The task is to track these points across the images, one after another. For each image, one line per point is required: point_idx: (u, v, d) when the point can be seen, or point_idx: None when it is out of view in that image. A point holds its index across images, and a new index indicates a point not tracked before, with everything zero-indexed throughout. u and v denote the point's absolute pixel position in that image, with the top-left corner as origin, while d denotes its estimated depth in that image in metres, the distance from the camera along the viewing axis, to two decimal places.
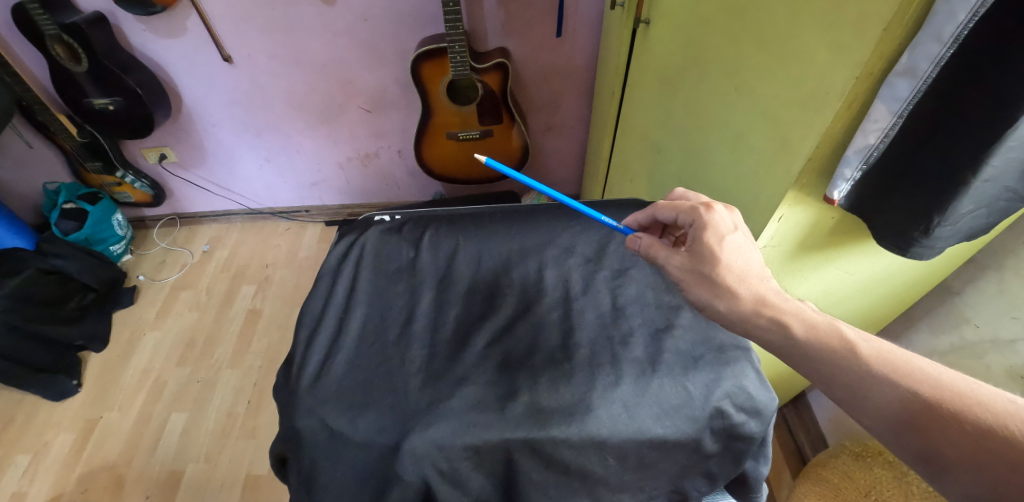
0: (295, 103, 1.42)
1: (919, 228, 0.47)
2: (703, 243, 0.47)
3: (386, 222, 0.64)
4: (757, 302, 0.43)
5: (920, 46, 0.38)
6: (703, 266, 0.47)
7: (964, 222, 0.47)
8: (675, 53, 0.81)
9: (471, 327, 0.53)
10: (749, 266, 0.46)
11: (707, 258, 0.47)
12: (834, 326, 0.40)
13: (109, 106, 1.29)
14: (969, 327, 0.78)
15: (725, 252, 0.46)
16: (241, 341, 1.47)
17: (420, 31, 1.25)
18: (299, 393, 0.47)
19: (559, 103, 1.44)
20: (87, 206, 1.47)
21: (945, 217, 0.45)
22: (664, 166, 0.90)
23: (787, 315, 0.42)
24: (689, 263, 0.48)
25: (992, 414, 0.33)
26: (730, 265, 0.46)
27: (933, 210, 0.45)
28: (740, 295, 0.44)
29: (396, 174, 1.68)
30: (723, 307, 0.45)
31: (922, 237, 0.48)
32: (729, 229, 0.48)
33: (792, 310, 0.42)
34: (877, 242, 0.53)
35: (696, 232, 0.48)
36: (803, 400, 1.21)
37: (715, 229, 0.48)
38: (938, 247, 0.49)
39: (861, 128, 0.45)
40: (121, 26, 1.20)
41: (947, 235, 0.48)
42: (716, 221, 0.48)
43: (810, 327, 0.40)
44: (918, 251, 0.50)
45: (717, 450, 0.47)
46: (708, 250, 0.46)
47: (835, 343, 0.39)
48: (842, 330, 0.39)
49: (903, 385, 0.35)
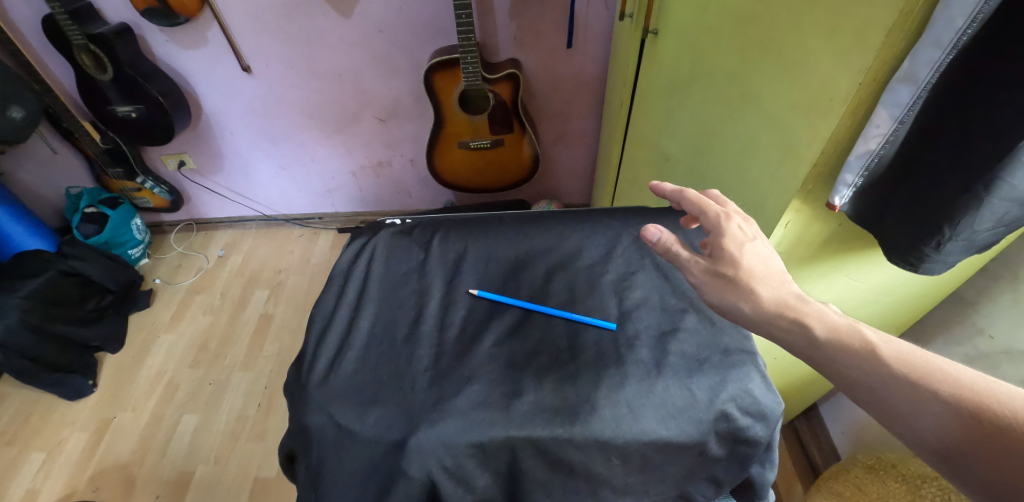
0: (311, 112, 1.46)
1: (931, 242, 0.46)
2: (722, 250, 0.45)
3: (397, 224, 0.65)
4: (779, 304, 0.42)
5: (921, 52, 0.39)
6: (726, 269, 0.44)
7: (982, 238, 0.45)
8: (683, 63, 0.82)
9: (480, 328, 0.53)
10: (770, 271, 0.44)
11: (726, 263, 0.45)
12: (855, 327, 0.39)
13: (132, 114, 1.34)
14: (984, 338, 0.77)
15: (745, 257, 0.44)
16: (254, 345, 1.49)
17: (434, 42, 1.28)
18: (310, 389, 0.48)
19: (569, 113, 1.46)
20: (108, 210, 1.51)
21: (958, 231, 0.44)
22: (672, 175, 0.91)
23: (809, 317, 0.40)
24: (711, 267, 0.45)
25: (1014, 414, 0.31)
26: (751, 270, 0.44)
27: (943, 223, 0.44)
28: (761, 296, 0.42)
29: (407, 182, 1.70)
30: (747, 308, 0.42)
31: (933, 251, 0.46)
32: (748, 239, 0.46)
33: (815, 312, 0.40)
34: (889, 259, 0.52)
35: (714, 240, 0.46)
36: (814, 412, 1.19)
37: (734, 237, 0.45)
38: (950, 261, 0.48)
39: (863, 133, 0.46)
40: (146, 36, 1.25)
41: (959, 250, 0.46)
42: (734, 230, 0.46)
43: (832, 329, 0.39)
44: (928, 265, 0.48)
45: (723, 454, 0.47)
46: (729, 256, 0.44)
47: (856, 344, 0.37)
48: (863, 332, 0.38)
49: (923, 387, 0.34)
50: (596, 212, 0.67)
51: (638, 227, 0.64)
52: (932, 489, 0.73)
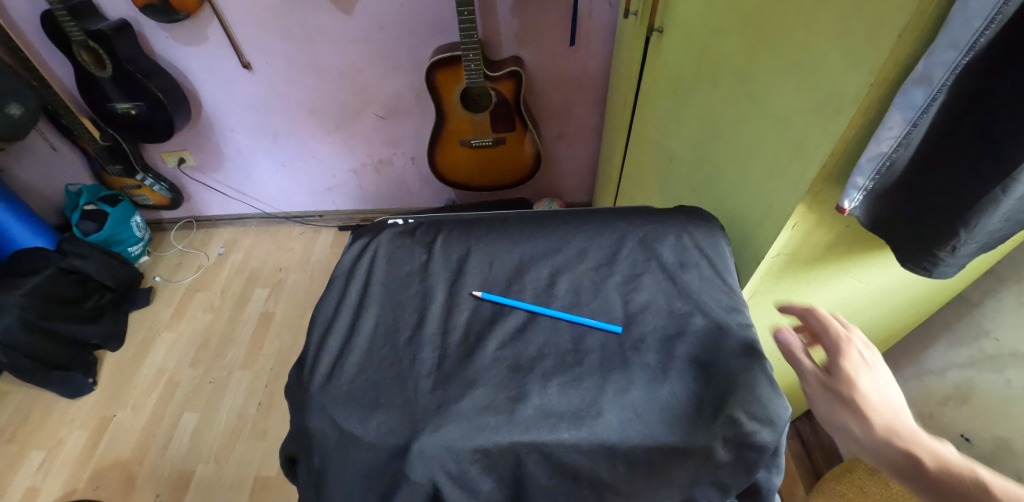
0: (311, 109, 1.45)
1: (947, 247, 0.45)
2: (839, 366, 0.43)
3: (399, 225, 0.65)
4: (889, 431, 0.39)
5: (936, 53, 0.38)
6: (841, 388, 0.42)
7: (993, 236, 0.45)
8: (688, 62, 0.81)
9: (483, 331, 0.53)
10: (889, 405, 0.41)
11: (842, 383, 0.42)
12: (970, 469, 0.37)
13: (131, 111, 1.33)
14: (990, 340, 0.76)
15: (863, 381, 0.42)
16: (254, 343, 1.49)
17: (435, 39, 1.27)
18: (311, 392, 0.47)
19: (571, 111, 1.45)
20: (108, 208, 1.51)
21: (973, 233, 0.43)
22: (677, 175, 0.90)
23: (918, 450, 0.38)
24: (823, 381, 0.43)
25: None
26: (868, 395, 0.41)
27: (958, 226, 0.43)
28: (870, 419, 0.40)
29: (408, 180, 1.69)
30: (859, 431, 0.40)
31: (949, 255, 0.46)
32: (866, 364, 0.43)
33: (925, 446, 0.38)
34: (901, 263, 0.52)
35: (831, 356, 0.44)
36: (817, 412, 1.19)
37: (851, 358, 0.43)
38: (962, 263, 0.47)
39: (875, 136, 0.45)
40: (145, 32, 1.24)
41: (971, 250, 0.46)
42: (852, 350, 0.44)
43: (943, 465, 0.37)
44: (943, 268, 0.48)
45: (729, 460, 0.44)
46: (845, 374, 0.42)
47: (970, 486, 0.35)
48: (978, 473, 0.36)
49: None
50: (601, 213, 0.66)
51: (643, 228, 0.63)
52: None
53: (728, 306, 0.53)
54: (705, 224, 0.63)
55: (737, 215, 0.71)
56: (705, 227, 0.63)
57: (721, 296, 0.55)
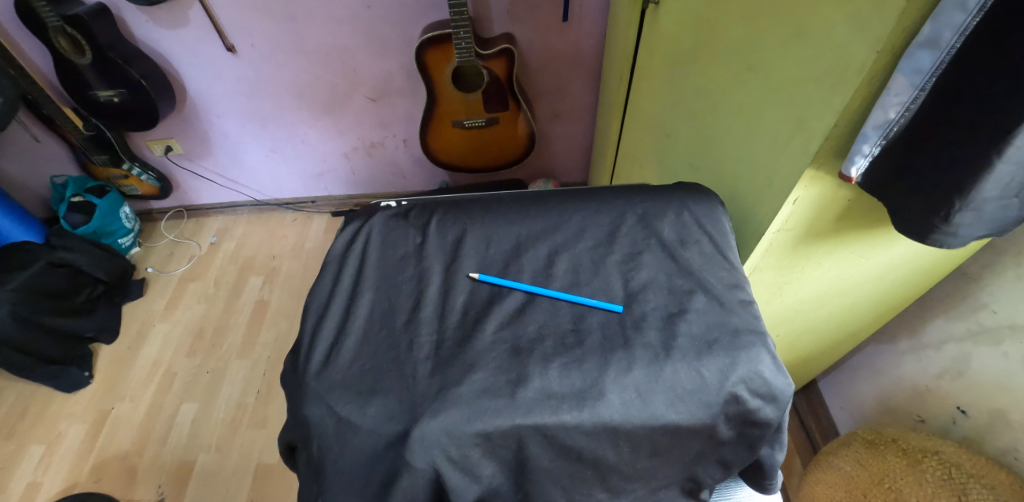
0: (299, 92, 1.41)
1: (940, 214, 0.43)
2: None
3: (391, 208, 0.63)
4: None
5: (944, 15, 0.36)
6: None
7: (991, 209, 0.42)
8: (685, 33, 0.79)
9: (482, 314, 0.51)
10: None
11: None
12: None
13: (113, 98, 1.29)
14: (987, 312, 0.76)
15: None
16: (251, 331, 1.48)
17: (424, 17, 1.23)
18: (306, 381, 0.46)
19: (565, 88, 1.42)
20: (95, 199, 1.47)
21: (968, 201, 0.41)
22: (675, 150, 0.88)
23: None
24: None
25: None
26: None
27: (952, 192, 0.41)
28: None
29: (400, 163, 1.66)
30: None
31: (942, 224, 0.44)
32: None
33: None
34: (899, 232, 0.50)
35: None
36: (813, 388, 1.20)
37: None
38: (962, 235, 0.45)
39: (880, 103, 0.43)
40: (123, 16, 1.20)
41: (971, 222, 0.43)
42: None
43: None
44: (938, 237, 0.45)
45: (732, 436, 0.46)
46: None
47: None
48: None
49: None
50: (599, 191, 0.65)
51: (643, 205, 0.62)
52: (932, 463, 0.73)
53: (730, 284, 0.52)
54: (705, 200, 0.62)
55: (737, 192, 0.70)
56: (705, 203, 0.62)
57: (723, 274, 0.54)
